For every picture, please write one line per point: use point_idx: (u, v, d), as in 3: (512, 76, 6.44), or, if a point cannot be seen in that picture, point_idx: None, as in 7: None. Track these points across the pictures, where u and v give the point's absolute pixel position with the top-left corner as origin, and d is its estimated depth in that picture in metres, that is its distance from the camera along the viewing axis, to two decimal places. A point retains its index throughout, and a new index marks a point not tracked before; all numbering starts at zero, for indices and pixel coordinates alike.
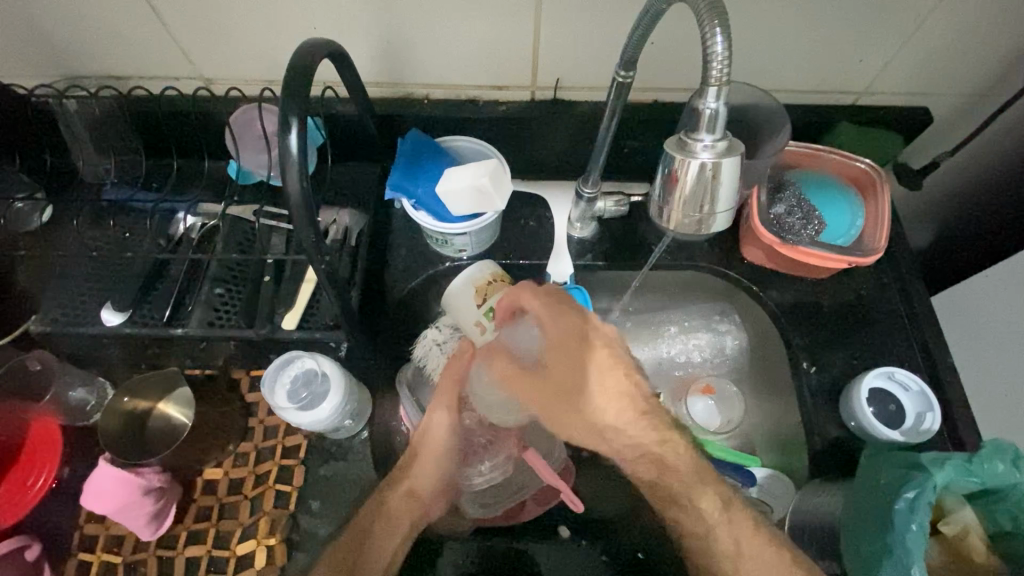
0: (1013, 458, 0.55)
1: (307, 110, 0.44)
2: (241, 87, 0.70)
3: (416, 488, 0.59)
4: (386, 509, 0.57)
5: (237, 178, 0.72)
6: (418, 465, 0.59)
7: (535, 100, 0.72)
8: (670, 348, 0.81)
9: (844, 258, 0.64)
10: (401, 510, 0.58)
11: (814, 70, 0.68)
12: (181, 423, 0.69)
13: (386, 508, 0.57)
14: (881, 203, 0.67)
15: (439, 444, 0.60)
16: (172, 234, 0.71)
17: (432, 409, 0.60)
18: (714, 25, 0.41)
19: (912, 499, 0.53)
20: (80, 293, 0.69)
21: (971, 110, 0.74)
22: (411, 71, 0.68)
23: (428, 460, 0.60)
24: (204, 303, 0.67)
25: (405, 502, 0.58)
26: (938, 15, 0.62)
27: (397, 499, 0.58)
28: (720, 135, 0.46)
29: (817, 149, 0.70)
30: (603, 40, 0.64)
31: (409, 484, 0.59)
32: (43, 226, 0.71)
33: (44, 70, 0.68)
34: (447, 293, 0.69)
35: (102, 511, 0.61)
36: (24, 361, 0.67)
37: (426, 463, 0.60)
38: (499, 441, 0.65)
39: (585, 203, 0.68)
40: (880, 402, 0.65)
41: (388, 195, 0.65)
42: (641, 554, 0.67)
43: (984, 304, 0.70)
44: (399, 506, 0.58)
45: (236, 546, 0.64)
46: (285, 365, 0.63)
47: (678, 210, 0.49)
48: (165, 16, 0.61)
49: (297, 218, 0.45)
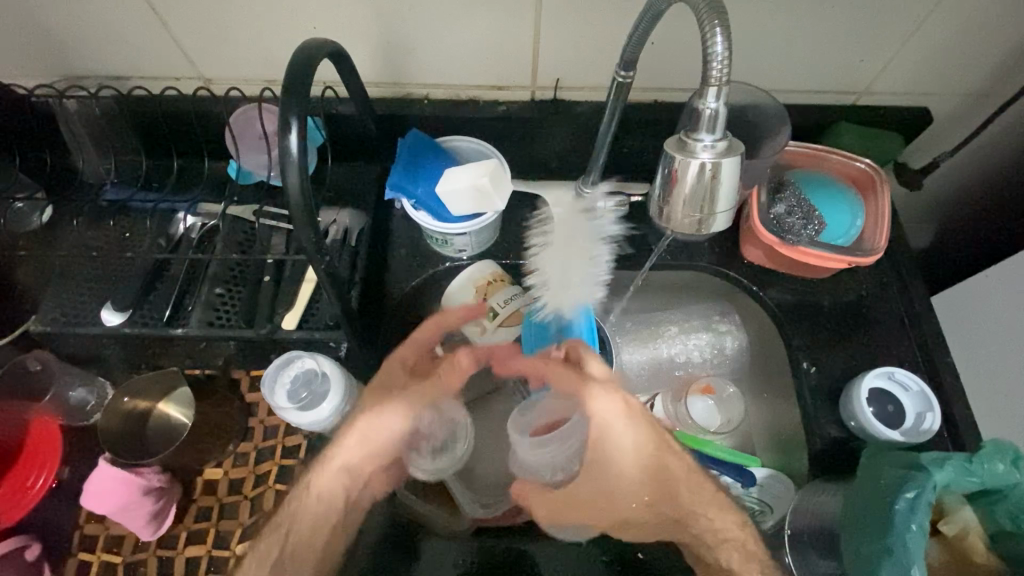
0: (1012, 458, 0.55)
1: (307, 110, 0.44)
2: (241, 87, 0.70)
3: (328, 488, 0.56)
4: (316, 490, 0.56)
5: (237, 178, 0.72)
6: (342, 450, 0.57)
7: (535, 100, 0.72)
8: (669, 348, 0.77)
9: (845, 258, 0.64)
10: (317, 509, 0.56)
11: (814, 70, 0.69)
12: (181, 423, 0.69)
13: (301, 512, 0.55)
14: (880, 203, 0.67)
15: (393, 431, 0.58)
16: (173, 234, 0.70)
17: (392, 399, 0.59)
18: (714, 25, 0.41)
19: (912, 499, 0.53)
20: (80, 294, 0.69)
21: (971, 111, 0.74)
22: (411, 71, 0.68)
23: (361, 440, 0.57)
24: (204, 302, 0.67)
25: (321, 500, 0.56)
26: (937, 16, 0.62)
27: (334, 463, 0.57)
28: (720, 135, 0.46)
29: (817, 149, 0.71)
30: (602, 40, 0.64)
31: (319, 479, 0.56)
32: (43, 225, 0.71)
33: (44, 70, 0.68)
34: (447, 293, 0.69)
35: (103, 511, 0.61)
36: (24, 360, 0.68)
37: (361, 448, 0.58)
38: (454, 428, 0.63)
39: (586, 203, 0.68)
40: (879, 403, 0.65)
41: (388, 194, 0.65)
42: (641, 555, 0.66)
43: (985, 303, 0.70)
44: (313, 508, 0.55)
45: (236, 546, 0.65)
46: (286, 365, 0.62)
47: (678, 209, 0.49)
48: (165, 16, 0.61)
49: (297, 219, 0.45)
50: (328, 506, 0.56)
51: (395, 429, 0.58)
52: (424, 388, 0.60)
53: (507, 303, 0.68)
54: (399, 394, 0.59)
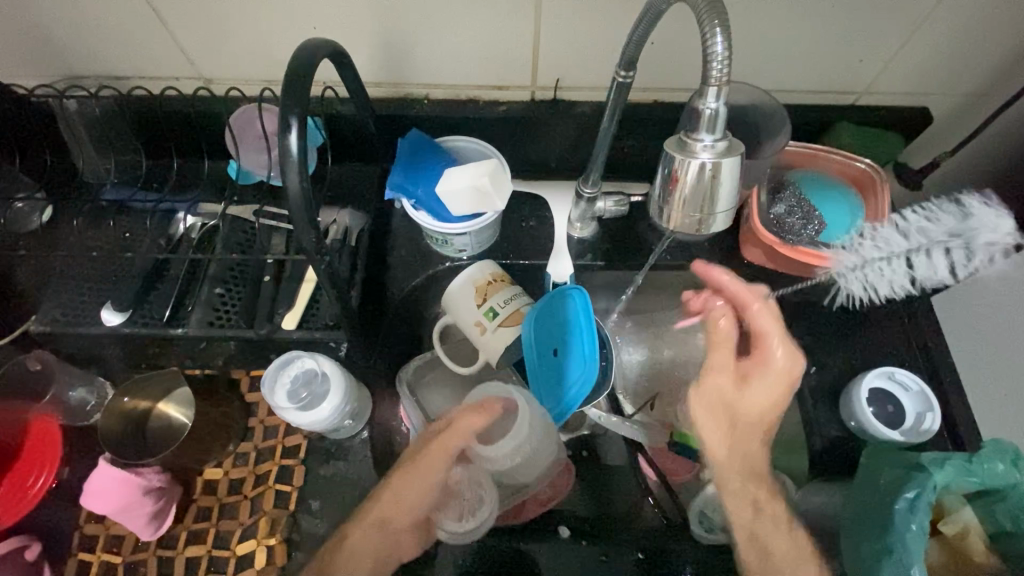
0: (1012, 458, 0.56)
1: (307, 110, 0.44)
2: (241, 86, 0.70)
3: (387, 518, 0.58)
4: (350, 545, 0.56)
5: (237, 178, 0.72)
6: (389, 498, 0.58)
7: (535, 100, 0.72)
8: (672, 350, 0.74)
9: (843, 259, 0.66)
10: (367, 545, 0.56)
11: (814, 70, 0.68)
12: (180, 423, 0.70)
13: (347, 545, 0.56)
14: (881, 202, 0.68)
15: (436, 472, 0.58)
16: (173, 234, 0.70)
17: (427, 445, 0.59)
18: (714, 25, 0.41)
19: (912, 499, 0.53)
20: (80, 294, 0.69)
21: (972, 110, 0.74)
22: (412, 71, 0.68)
23: (400, 495, 0.58)
24: (204, 302, 0.68)
25: (371, 537, 0.57)
26: (937, 15, 0.62)
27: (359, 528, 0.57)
28: (720, 135, 0.46)
29: (817, 149, 0.71)
30: (603, 40, 0.63)
31: (379, 513, 0.57)
32: (43, 225, 0.71)
33: (44, 70, 0.67)
34: (447, 294, 0.69)
35: (102, 511, 0.61)
36: (24, 361, 0.68)
37: (407, 482, 0.58)
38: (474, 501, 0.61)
39: (586, 203, 0.68)
40: (879, 404, 0.66)
41: (388, 195, 0.65)
42: (642, 555, 0.65)
43: (985, 304, 0.70)
44: (362, 541, 0.56)
45: (236, 546, 0.64)
46: (285, 365, 0.62)
47: (678, 210, 0.49)
48: (165, 16, 0.61)
49: (297, 219, 0.45)
50: (389, 537, 0.58)
51: (439, 469, 0.58)
52: (451, 431, 0.58)
53: (507, 302, 0.67)
54: (431, 443, 0.58)
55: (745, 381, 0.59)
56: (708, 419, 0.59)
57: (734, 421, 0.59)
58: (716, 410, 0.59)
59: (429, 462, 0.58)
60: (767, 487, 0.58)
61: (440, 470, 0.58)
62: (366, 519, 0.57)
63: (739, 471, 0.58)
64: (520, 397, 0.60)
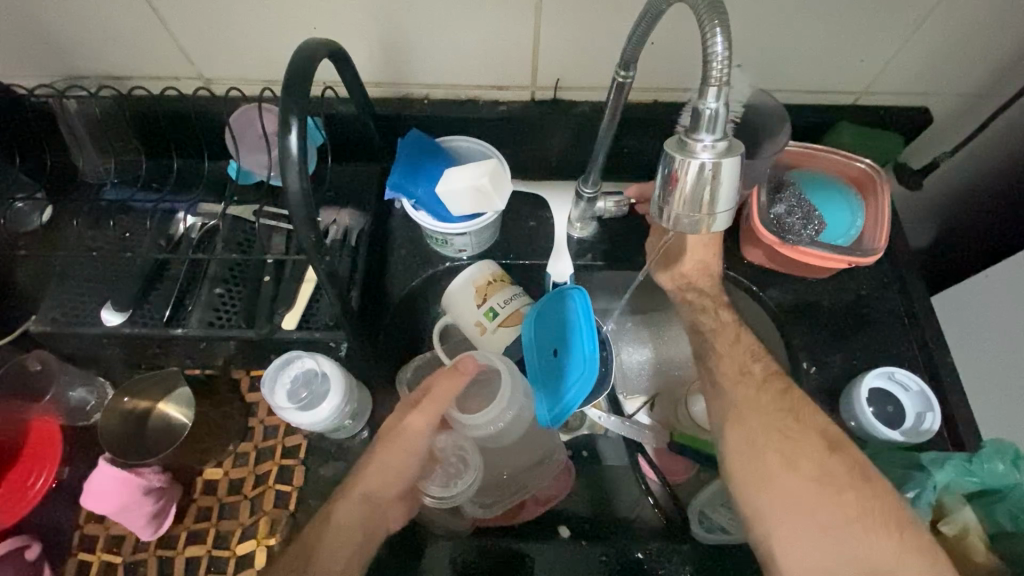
0: (1012, 458, 0.56)
1: (307, 110, 0.44)
2: (241, 87, 0.70)
3: (371, 492, 0.58)
4: (336, 520, 0.56)
5: (237, 177, 0.71)
6: (373, 470, 0.58)
7: (535, 100, 0.71)
8: (672, 348, 0.78)
9: (845, 258, 0.65)
10: (354, 519, 0.57)
11: (814, 70, 0.68)
12: (181, 423, 0.69)
13: (333, 520, 0.56)
14: (881, 203, 0.67)
15: (419, 436, 0.58)
16: (173, 234, 0.70)
17: (412, 410, 0.60)
18: (714, 25, 0.41)
19: (913, 498, 0.57)
20: (80, 293, 0.68)
21: (972, 110, 0.74)
22: (411, 71, 0.68)
23: (385, 463, 0.58)
24: (204, 302, 0.68)
25: (358, 510, 0.57)
26: (937, 15, 0.62)
27: (341, 507, 0.57)
28: (720, 135, 0.46)
29: (817, 149, 0.70)
30: (603, 40, 0.64)
31: (364, 488, 0.58)
32: (43, 225, 0.71)
33: (45, 71, 0.68)
34: (447, 293, 0.69)
35: (103, 511, 0.62)
36: (23, 360, 0.67)
37: (391, 451, 0.58)
38: (457, 471, 0.60)
39: (586, 203, 0.68)
40: (879, 403, 0.65)
41: (388, 195, 0.65)
42: (641, 555, 0.64)
43: (985, 303, 0.70)
44: (349, 515, 0.57)
45: (236, 546, 0.64)
46: (285, 365, 0.62)
47: (678, 210, 0.49)
48: (165, 15, 0.61)
49: (297, 219, 0.45)
50: (377, 510, 0.59)
51: (421, 433, 0.58)
52: (435, 394, 0.59)
53: (507, 303, 0.67)
54: (415, 410, 0.59)
55: (745, 370, 0.62)
56: (733, 436, 0.59)
57: (767, 405, 0.59)
58: (742, 416, 0.59)
59: (411, 427, 0.59)
60: (851, 488, 0.54)
61: (425, 435, 0.59)
62: (350, 495, 0.58)
63: (776, 479, 0.56)
64: (503, 366, 0.61)
